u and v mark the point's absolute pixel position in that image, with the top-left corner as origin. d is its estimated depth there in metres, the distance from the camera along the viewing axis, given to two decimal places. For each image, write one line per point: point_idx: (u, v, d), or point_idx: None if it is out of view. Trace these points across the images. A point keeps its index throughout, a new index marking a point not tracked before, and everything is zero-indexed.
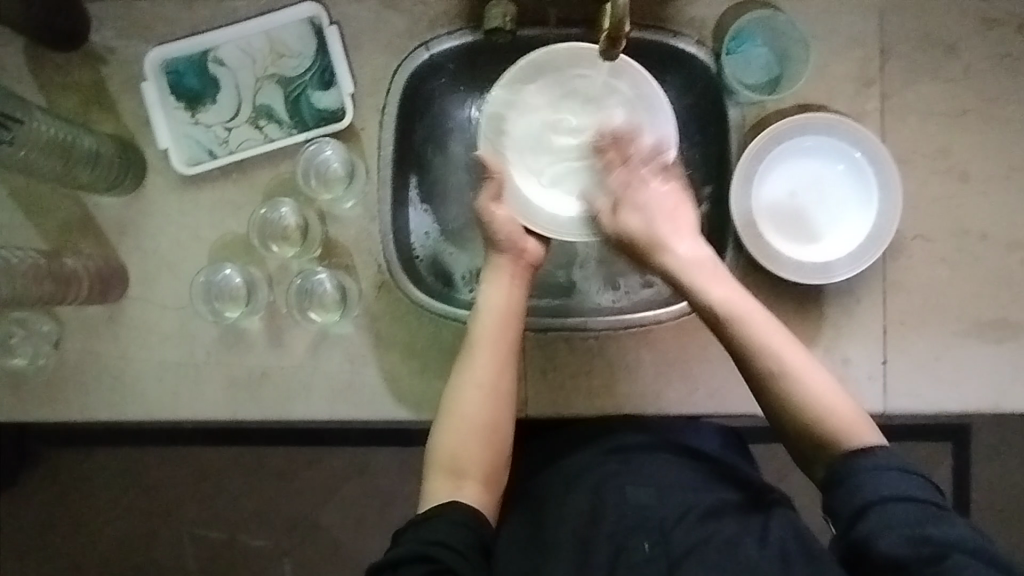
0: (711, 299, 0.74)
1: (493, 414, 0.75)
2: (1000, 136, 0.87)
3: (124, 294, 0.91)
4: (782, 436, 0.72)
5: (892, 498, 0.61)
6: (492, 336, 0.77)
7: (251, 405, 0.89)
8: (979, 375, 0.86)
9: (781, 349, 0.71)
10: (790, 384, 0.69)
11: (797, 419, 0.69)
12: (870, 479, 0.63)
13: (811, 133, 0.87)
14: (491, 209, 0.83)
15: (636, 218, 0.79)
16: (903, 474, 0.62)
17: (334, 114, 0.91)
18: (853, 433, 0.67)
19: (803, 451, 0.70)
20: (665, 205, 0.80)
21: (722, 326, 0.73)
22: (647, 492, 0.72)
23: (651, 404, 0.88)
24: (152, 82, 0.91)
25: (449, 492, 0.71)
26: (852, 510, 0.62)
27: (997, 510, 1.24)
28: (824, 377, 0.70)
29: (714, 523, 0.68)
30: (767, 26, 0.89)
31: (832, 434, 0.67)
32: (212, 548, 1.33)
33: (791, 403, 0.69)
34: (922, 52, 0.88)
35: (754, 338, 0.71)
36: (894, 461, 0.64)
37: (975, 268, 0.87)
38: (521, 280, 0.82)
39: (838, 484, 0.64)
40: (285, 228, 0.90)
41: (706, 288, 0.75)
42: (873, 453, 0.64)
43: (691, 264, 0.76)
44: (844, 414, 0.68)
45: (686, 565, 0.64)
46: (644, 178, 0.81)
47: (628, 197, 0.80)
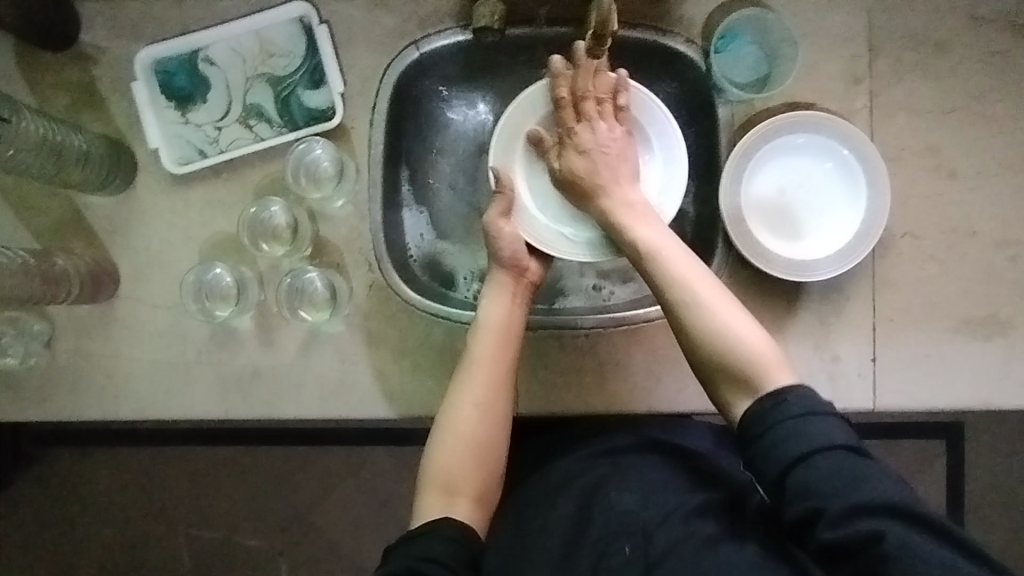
0: (637, 237, 0.76)
1: (489, 432, 0.75)
2: (988, 133, 0.87)
3: (115, 294, 0.91)
4: (700, 376, 0.72)
5: (811, 453, 0.61)
6: (489, 354, 0.78)
7: (242, 404, 0.89)
8: (968, 372, 0.86)
9: (699, 287, 0.71)
10: (701, 317, 0.70)
11: (709, 353, 0.69)
12: (786, 433, 0.62)
13: (800, 131, 0.87)
14: (499, 224, 0.83)
15: (580, 158, 0.82)
16: (818, 420, 0.62)
17: (325, 113, 0.92)
18: (766, 370, 0.67)
19: (719, 388, 0.69)
20: (610, 150, 0.81)
21: (644, 263, 0.75)
22: (634, 496, 0.72)
23: (641, 401, 0.88)
24: (142, 81, 0.91)
25: (440, 510, 0.71)
26: (776, 470, 0.62)
27: (990, 507, 1.24)
28: (745, 317, 0.70)
29: (698, 521, 0.67)
30: (755, 25, 0.90)
31: (745, 369, 0.67)
32: (206, 547, 1.33)
33: (703, 339, 0.69)
34: (910, 50, 0.88)
35: (670, 274, 0.72)
36: (808, 404, 0.63)
37: (964, 265, 0.87)
38: (521, 299, 0.82)
39: (758, 439, 0.64)
40: (275, 228, 0.90)
41: (634, 227, 0.77)
42: (785, 399, 0.64)
43: (621, 206, 0.79)
44: (761, 352, 0.68)
45: (665, 565, 0.65)
46: (594, 121, 0.82)
47: (577, 138, 0.82)
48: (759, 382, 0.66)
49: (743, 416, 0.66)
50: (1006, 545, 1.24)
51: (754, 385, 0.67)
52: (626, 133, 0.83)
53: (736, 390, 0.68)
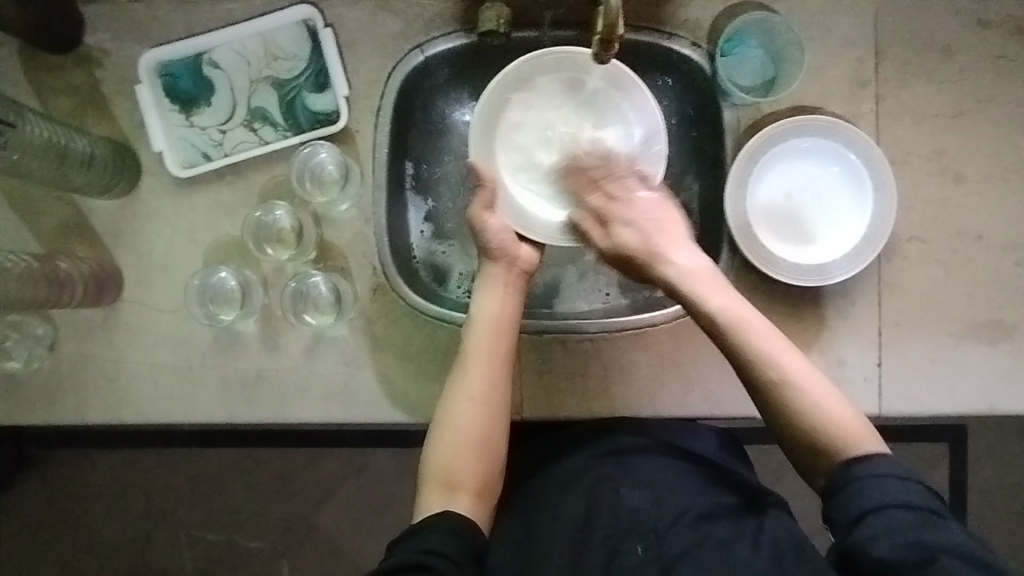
0: (713, 307, 0.75)
1: (486, 425, 0.75)
2: (995, 137, 0.87)
3: (118, 297, 0.91)
4: (786, 453, 0.71)
5: (888, 505, 0.61)
6: (486, 348, 0.78)
7: (247, 408, 0.89)
8: (974, 376, 0.86)
9: (779, 358, 0.71)
10: (789, 396, 0.69)
11: (800, 429, 0.69)
12: (865, 487, 0.62)
13: (807, 134, 0.87)
14: (484, 217, 0.84)
15: (631, 234, 0.82)
16: (902, 482, 0.62)
17: (330, 116, 0.92)
18: (854, 439, 0.67)
19: (805, 463, 0.69)
20: (657, 221, 0.82)
21: (720, 336, 0.74)
22: (642, 495, 0.72)
23: (646, 405, 0.88)
24: (146, 84, 0.91)
25: (441, 504, 0.71)
26: (848, 517, 0.62)
27: (994, 510, 1.24)
28: (827, 386, 0.70)
29: (707, 527, 0.69)
30: (763, 28, 0.89)
31: (836, 443, 0.67)
32: (209, 550, 1.33)
33: (792, 414, 0.69)
34: (917, 54, 0.88)
35: (752, 348, 0.72)
36: (891, 468, 0.63)
37: (969, 269, 0.87)
38: (514, 289, 0.82)
39: (836, 492, 0.64)
40: (280, 231, 0.90)
41: (706, 295, 0.76)
42: (871, 460, 0.64)
43: (693, 272, 0.78)
44: (847, 422, 0.68)
45: (680, 567, 0.65)
46: (629, 196, 0.84)
47: (618, 215, 0.83)
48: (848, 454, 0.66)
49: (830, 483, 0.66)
50: (1008, 550, 1.24)
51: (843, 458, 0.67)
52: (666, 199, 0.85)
53: (823, 464, 0.68)
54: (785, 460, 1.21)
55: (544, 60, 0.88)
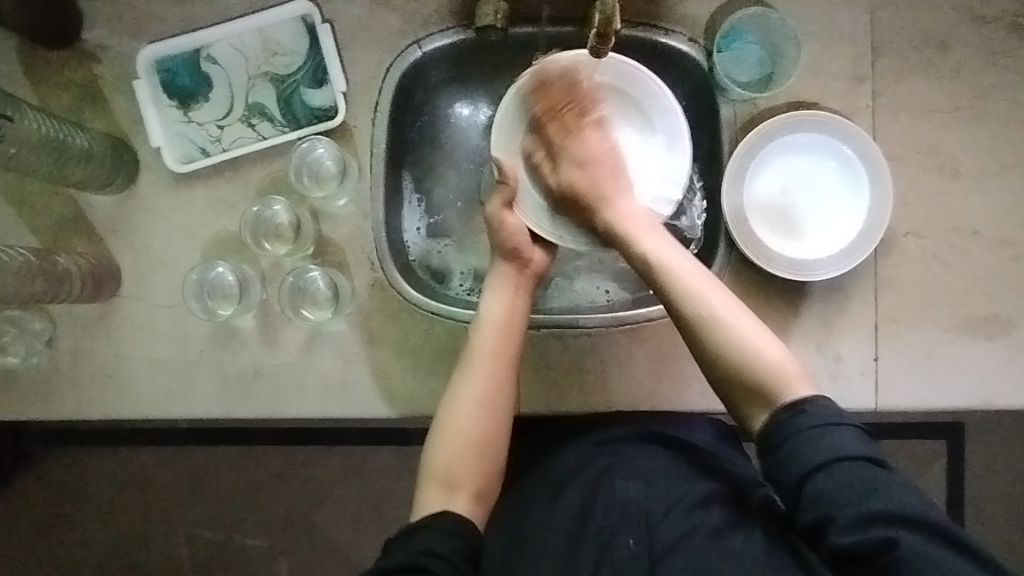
0: (644, 250, 0.77)
1: (489, 427, 0.75)
2: (991, 133, 0.87)
3: (117, 292, 0.91)
4: (719, 392, 0.72)
5: (829, 462, 0.61)
6: (492, 349, 0.78)
7: (245, 403, 0.89)
8: (970, 371, 0.86)
9: (708, 297, 0.72)
10: (717, 332, 0.71)
11: (727, 366, 0.70)
12: (803, 444, 0.63)
13: (803, 129, 0.87)
14: (502, 215, 0.84)
15: (577, 173, 0.84)
16: (838, 432, 0.63)
17: (328, 111, 0.92)
18: (783, 381, 0.68)
19: (736, 402, 0.70)
20: (603, 162, 0.85)
21: (653, 278, 0.76)
22: (636, 486, 0.73)
23: (644, 401, 0.88)
24: (145, 80, 0.91)
25: (440, 504, 0.71)
26: (792, 478, 0.62)
27: (992, 508, 1.24)
28: (757, 326, 0.71)
29: (702, 514, 0.69)
30: (759, 23, 0.89)
31: (764, 382, 0.68)
32: (207, 547, 1.33)
33: (720, 349, 0.70)
34: (913, 50, 0.88)
35: (681, 288, 0.73)
36: (826, 416, 0.64)
37: (966, 264, 0.87)
38: (524, 292, 0.83)
39: (777, 449, 0.64)
40: (278, 226, 0.90)
41: (642, 240, 0.78)
42: (804, 411, 0.64)
43: (629, 221, 0.80)
44: (777, 362, 0.69)
45: (669, 559, 0.66)
46: (580, 134, 0.86)
47: (568, 151, 0.85)
48: (776, 395, 0.68)
49: (762, 430, 0.67)
50: (1007, 548, 1.24)
51: (772, 399, 0.68)
52: (613, 144, 0.86)
53: (754, 406, 0.69)
54: None
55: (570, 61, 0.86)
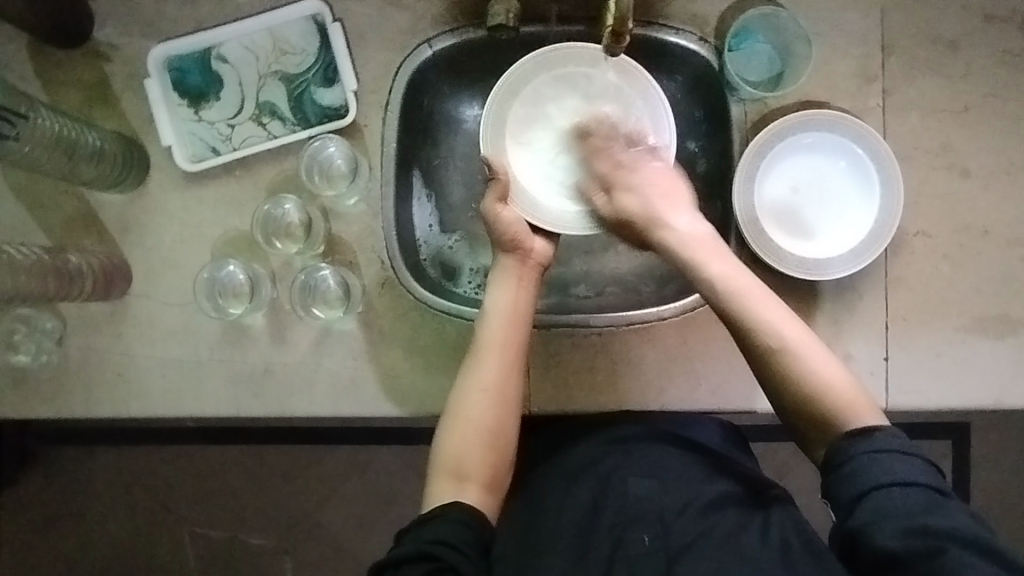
0: (710, 274, 0.75)
1: (497, 417, 0.75)
2: (1000, 132, 0.87)
3: (126, 290, 0.91)
4: (784, 418, 0.72)
5: (890, 483, 0.61)
6: (498, 339, 0.78)
7: (254, 401, 0.89)
8: (980, 370, 0.86)
9: (777, 325, 0.71)
10: (790, 362, 0.70)
11: (797, 393, 0.69)
12: (865, 465, 0.62)
13: (813, 129, 0.87)
14: (497, 209, 0.83)
15: (633, 200, 0.83)
16: (904, 458, 0.62)
17: (338, 110, 0.92)
18: (851, 407, 0.67)
19: (804, 430, 0.70)
20: (658, 185, 0.83)
21: (721, 305, 0.74)
22: (648, 484, 0.73)
23: (654, 400, 0.88)
24: (155, 78, 0.91)
25: (451, 495, 0.70)
26: (849, 496, 0.62)
27: (997, 508, 1.24)
28: (827, 355, 0.71)
29: (715, 516, 0.70)
30: (769, 23, 0.90)
31: (833, 411, 0.68)
32: (213, 546, 1.33)
33: (791, 378, 0.70)
34: (923, 49, 0.88)
35: (751, 317, 0.72)
36: (892, 442, 0.63)
37: (976, 263, 0.87)
38: (529, 283, 0.82)
39: (836, 468, 0.64)
40: (289, 225, 0.90)
41: (709, 263, 0.76)
42: (873, 435, 0.64)
43: (693, 240, 0.79)
44: (844, 389, 0.69)
45: (687, 556, 0.66)
46: (632, 163, 0.85)
47: (622, 180, 0.84)
48: (845, 423, 0.67)
49: (826, 454, 0.66)
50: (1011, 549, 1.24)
51: (841, 426, 0.67)
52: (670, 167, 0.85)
53: (822, 434, 0.68)
54: (788, 458, 1.22)
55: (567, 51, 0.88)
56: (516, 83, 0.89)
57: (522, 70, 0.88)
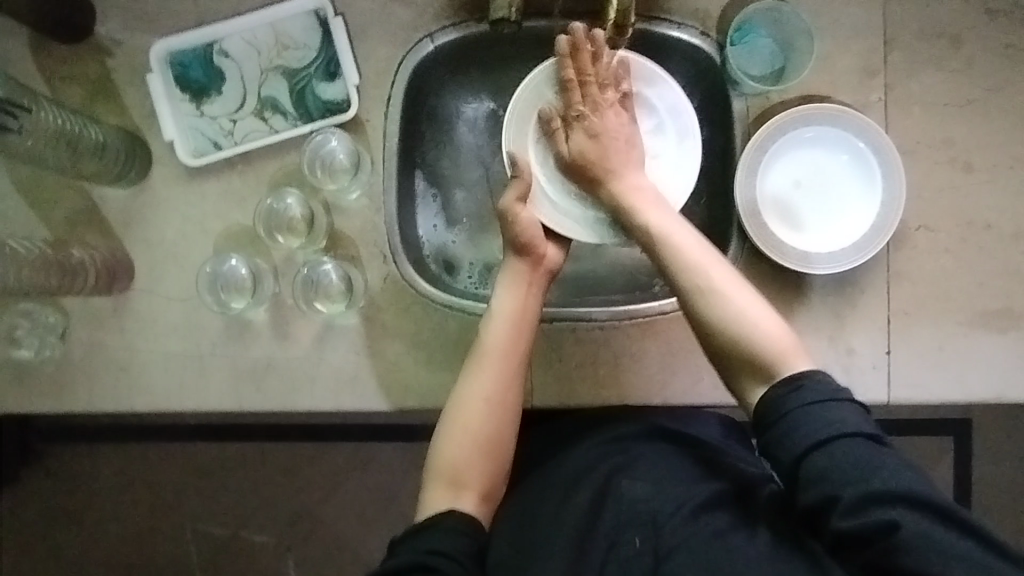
0: (647, 221, 0.76)
1: (497, 427, 0.74)
2: (1002, 126, 0.87)
3: (129, 285, 0.91)
4: (715, 363, 0.71)
5: (828, 439, 0.61)
6: (504, 346, 0.77)
7: (256, 396, 0.89)
8: (983, 365, 0.86)
9: (708, 271, 0.71)
10: (715, 306, 0.70)
11: (727, 342, 0.69)
12: (803, 419, 0.62)
13: (814, 124, 0.87)
14: (515, 209, 0.82)
15: (588, 142, 0.82)
16: (837, 407, 0.62)
17: (340, 105, 0.92)
18: (782, 356, 0.67)
19: (735, 376, 0.69)
20: (616, 133, 0.82)
21: (654, 249, 0.75)
22: (644, 487, 0.71)
23: (656, 394, 0.88)
24: (157, 73, 0.91)
25: (447, 502, 0.71)
26: (790, 457, 0.62)
27: (1000, 505, 1.24)
28: (755, 299, 0.70)
29: (707, 517, 0.66)
30: (772, 17, 0.89)
31: (762, 356, 0.67)
32: (215, 543, 1.33)
33: (719, 325, 0.69)
34: (926, 44, 0.88)
35: (681, 263, 0.72)
36: (823, 391, 0.63)
37: (978, 257, 0.87)
38: (538, 289, 0.81)
39: (774, 425, 0.64)
40: (290, 220, 0.90)
41: (645, 212, 0.77)
42: (803, 385, 0.64)
43: (635, 190, 0.79)
44: (773, 332, 0.68)
45: (675, 559, 0.64)
46: (603, 106, 0.83)
47: (585, 121, 0.83)
48: (772, 367, 0.67)
49: (760, 406, 0.66)
50: (1013, 545, 1.24)
51: (772, 373, 0.67)
52: (632, 119, 0.84)
53: (750, 377, 0.68)
54: None
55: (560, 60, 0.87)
56: (536, 91, 0.88)
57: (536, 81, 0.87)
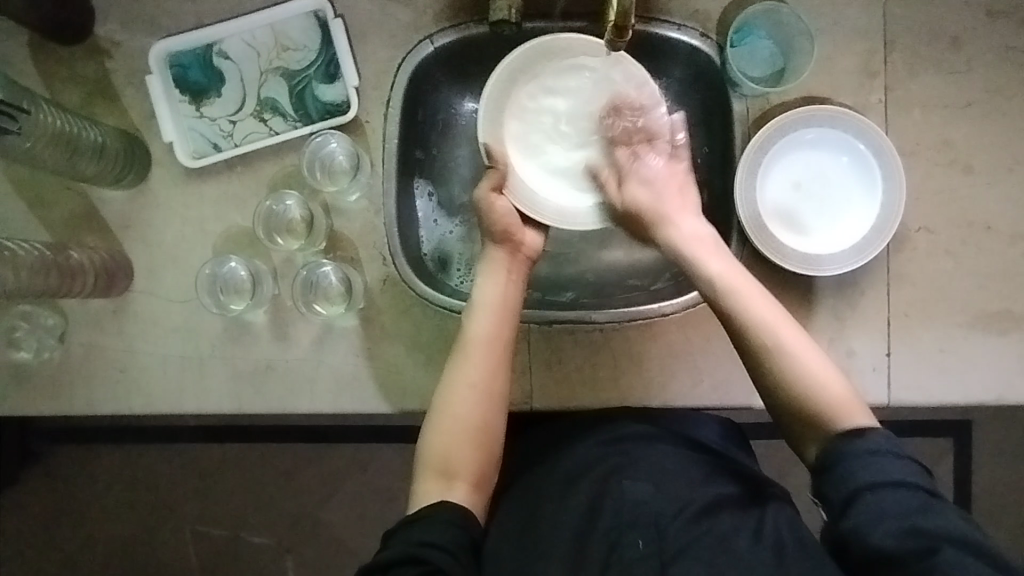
0: (710, 273, 0.75)
1: (484, 415, 0.74)
2: (1002, 127, 0.87)
3: (129, 287, 0.91)
4: (774, 416, 0.71)
5: (880, 483, 0.60)
6: (487, 337, 0.77)
7: (255, 398, 0.89)
8: (982, 366, 0.86)
9: (776, 327, 0.71)
10: (781, 363, 0.70)
11: (791, 401, 0.69)
12: (858, 466, 0.62)
13: (816, 125, 0.87)
14: (491, 198, 0.83)
15: (643, 191, 0.82)
16: (895, 458, 0.62)
17: (340, 106, 0.92)
18: (844, 415, 0.67)
19: (795, 432, 0.69)
20: (670, 182, 0.82)
21: (718, 304, 0.74)
22: (644, 488, 0.70)
23: (656, 396, 0.88)
24: (157, 75, 0.91)
25: (438, 493, 0.70)
26: (841, 497, 0.62)
27: (999, 506, 1.24)
28: (819, 354, 0.70)
29: (710, 521, 0.67)
30: (771, 19, 0.89)
31: (828, 415, 0.67)
32: (215, 544, 1.33)
33: (784, 381, 0.69)
34: (926, 45, 0.88)
35: (749, 317, 0.72)
36: (884, 444, 0.63)
37: (978, 259, 0.87)
38: (518, 275, 0.82)
39: (830, 470, 0.64)
40: (290, 221, 0.90)
41: (706, 261, 0.76)
42: (864, 436, 0.64)
43: (693, 239, 0.78)
44: (835, 390, 0.68)
45: (679, 565, 0.63)
46: (648, 155, 0.84)
47: (636, 172, 0.84)
48: (836, 426, 0.67)
49: (821, 464, 0.65)
50: (1011, 544, 1.24)
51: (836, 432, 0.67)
52: (687, 167, 0.84)
53: (811, 434, 0.68)
54: (789, 456, 1.22)
55: (560, 41, 0.87)
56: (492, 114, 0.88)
57: (521, 58, 0.87)
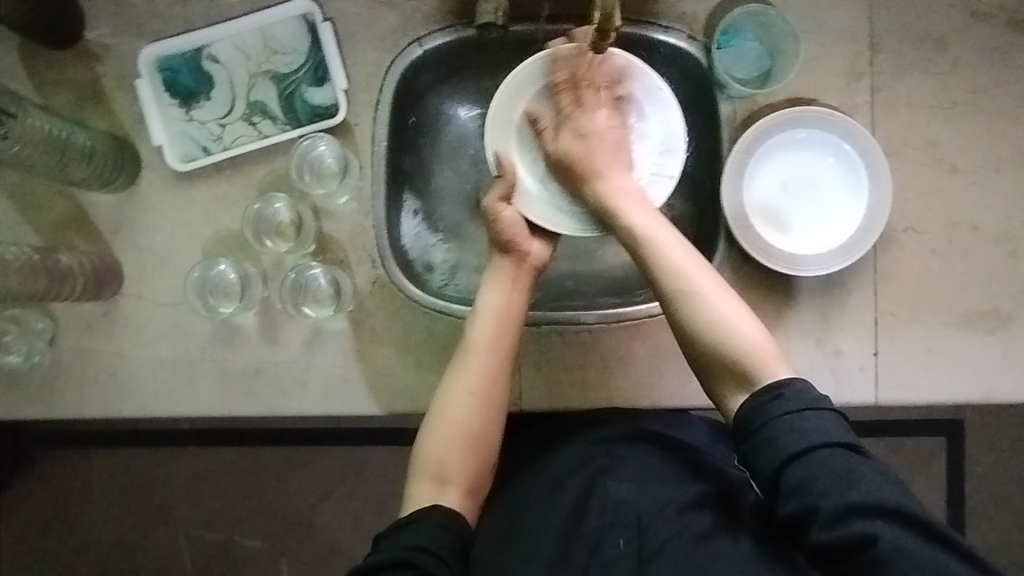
0: (631, 224, 0.76)
1: (481, 422, 0.74)
2: (988, 128, 0.88)
3: (118, 291, 0.91)
4: (695, 366, 0.72)
5: (809, 449, 0.60)
6: (488, 344, 0.76)
7: (246, 400, 0.90)
8: (970, 365, 0.86)
9: (691, 273, 0.71)
10: (696, 310, 0.70)
11: (707, 347, 0.69)
12: (780, 430, 0.62)
13: (802, 125, 0.87)
14: (497, 207, 0.82)
15: (576, 142, 0.83)
16: (816, 415, 0.62)
17: (328, 110, 0.92)
18: (761, 365, 0.67)
19: (714, 382, 0.70)
20: (606, 137, 0.82)
21: (638, 251, 0.74)
22: (630, 488, 0.71)
23: (645, 396, 0.88)
24: (146, 78, 0.91)
25: (431, 497, 0.72)
26: (771, 466, 0.61)
27: (992, 506, 1.25)
28: (738, 305, 0.70)
29: (692, 515, 0.68)
30: (757, 21, 0.90)
31: (743, 362, 0.68)
32: (209, 548, 1.33)
33: (699, 329, 0.69)
34: (912, 47, 0.88)
35: (665, 263, 0.72)
36: (804, 400, 0.63)
37: (965, 259, 0.87)
38: (523, 286, 0.80)
39: (754, 435, 0.63)
40: (279, 224, 0.90)
41: (629, 215, 0.76)
42: (783, 394, 0.63)
43: (619, 191, 0.79)
44: (753, 340, 0.68)
45: (657, 562, 0.65)
46: (592, 107, 0.84)
47: (573, 123, 0.84)
48: (753, 375, 0.67)
49: (738, 413, 0.66)
50: (1002, 543, 1.25)
51: (753, 379, 0.67)
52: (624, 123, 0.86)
53: (731, 385, 0.69)
54: None
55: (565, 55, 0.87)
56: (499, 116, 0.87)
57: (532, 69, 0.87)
